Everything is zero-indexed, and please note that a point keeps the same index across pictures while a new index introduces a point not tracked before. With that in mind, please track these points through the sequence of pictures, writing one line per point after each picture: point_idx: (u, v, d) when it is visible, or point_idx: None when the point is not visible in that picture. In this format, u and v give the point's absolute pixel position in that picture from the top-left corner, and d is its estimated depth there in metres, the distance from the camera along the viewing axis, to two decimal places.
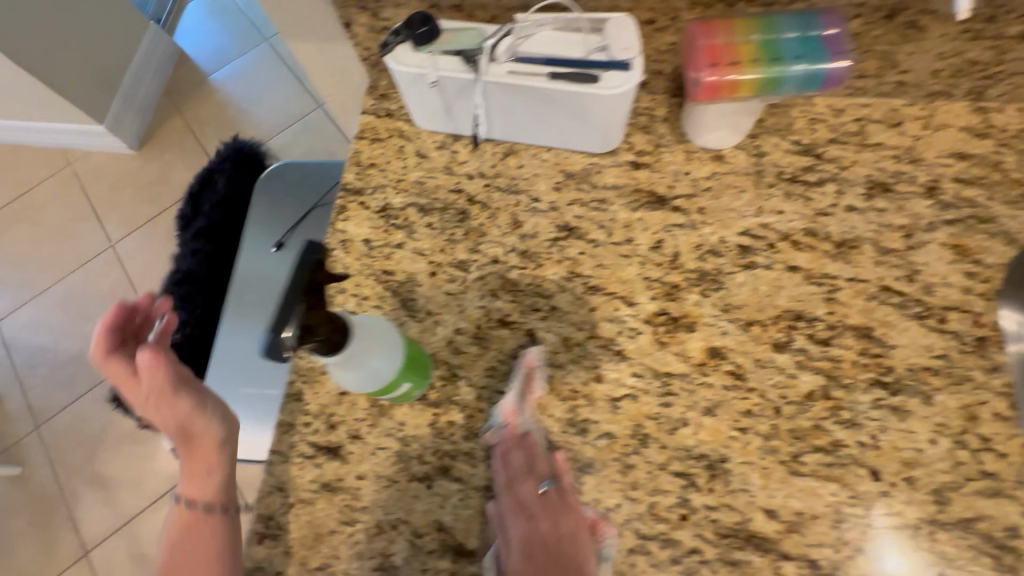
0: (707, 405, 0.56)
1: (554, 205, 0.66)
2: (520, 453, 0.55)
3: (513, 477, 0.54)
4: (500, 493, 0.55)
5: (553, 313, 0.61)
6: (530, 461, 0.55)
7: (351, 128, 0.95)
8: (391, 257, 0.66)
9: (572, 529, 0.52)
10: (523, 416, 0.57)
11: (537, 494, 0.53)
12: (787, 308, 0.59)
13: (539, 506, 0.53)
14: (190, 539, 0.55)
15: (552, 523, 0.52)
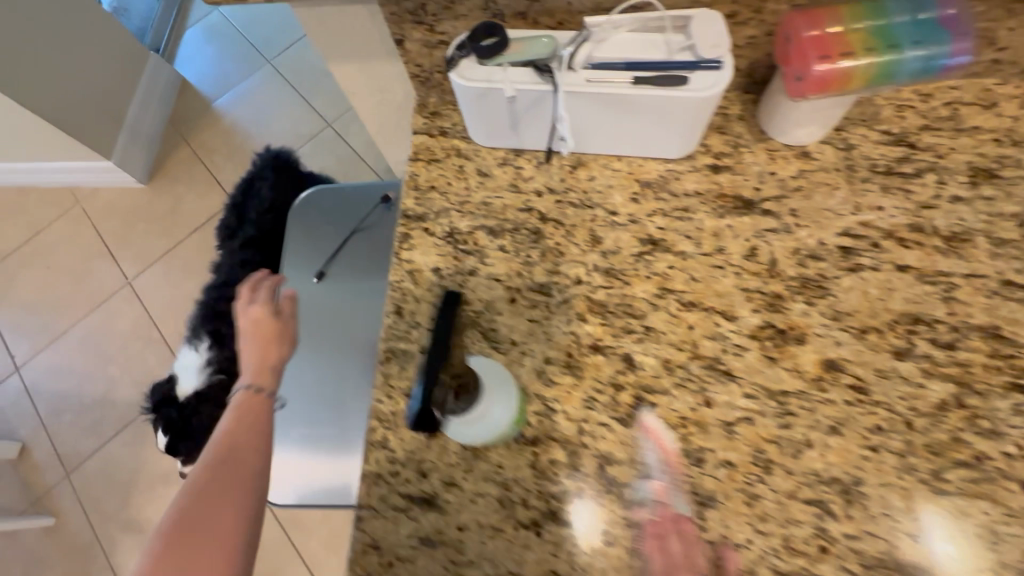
0: (832, 423, 0.52)
1: (634, 217, 0.62)
2: (677, 539, 0.49)
3: (675, 568, 0.48)
4: None
5: (649, 334, 0.57)
6: (688, 549, 0.49)
7: (404, 141, 0.92)
8: (464, 285, 0.62)
9: None
10: (676, 496, 0.51)
11: None
12: (903, 311, 0.55)
13: None
14: (251, 415, 0.60)
15: None
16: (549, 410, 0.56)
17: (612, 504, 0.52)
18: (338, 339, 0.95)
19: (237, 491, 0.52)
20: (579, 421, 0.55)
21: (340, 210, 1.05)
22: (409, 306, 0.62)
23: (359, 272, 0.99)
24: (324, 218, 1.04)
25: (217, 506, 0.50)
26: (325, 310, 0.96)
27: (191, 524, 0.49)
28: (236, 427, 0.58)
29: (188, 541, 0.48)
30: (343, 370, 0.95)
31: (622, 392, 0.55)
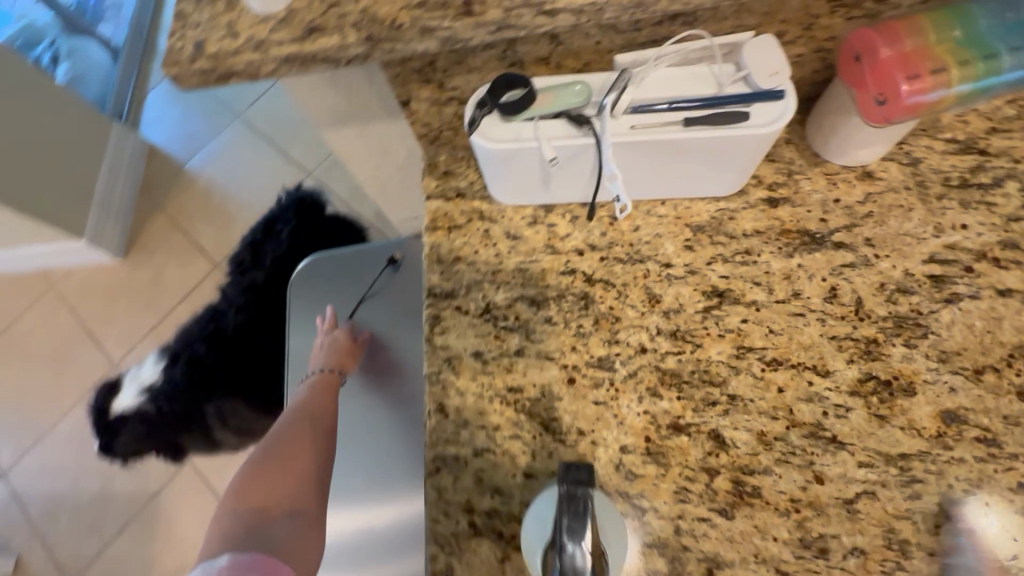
0: (966, 487, 0.45)
1: (691, 267, 0.55)
2: None
3: None
4: None
5: (735, 403, 0.50)
6: None
7: (409, 199, 0.85)
8: (513, 368, 0.54)
9: None
10: None
11: None
12: (1017, 343, 0.49)
13: None
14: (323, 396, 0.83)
15: None
16: (638, 510, 0.48)
17: None
18: (376, 406, 0.88)
19: (310, 440, 0.76)
20: (674, 518, 0.47)
21: (344, 274, 0.96)
22: (453, 401, 0.54)
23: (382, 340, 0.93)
24: (327, 290, 0.96)
25: (298, 449, 0.75)
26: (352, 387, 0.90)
27: (284, 464, 0.73)
28: (310, 399, 0.82)
29: (279, 459, 0.73)
30: (392, 435, 0.85)
31: (717, 478, 0.48)
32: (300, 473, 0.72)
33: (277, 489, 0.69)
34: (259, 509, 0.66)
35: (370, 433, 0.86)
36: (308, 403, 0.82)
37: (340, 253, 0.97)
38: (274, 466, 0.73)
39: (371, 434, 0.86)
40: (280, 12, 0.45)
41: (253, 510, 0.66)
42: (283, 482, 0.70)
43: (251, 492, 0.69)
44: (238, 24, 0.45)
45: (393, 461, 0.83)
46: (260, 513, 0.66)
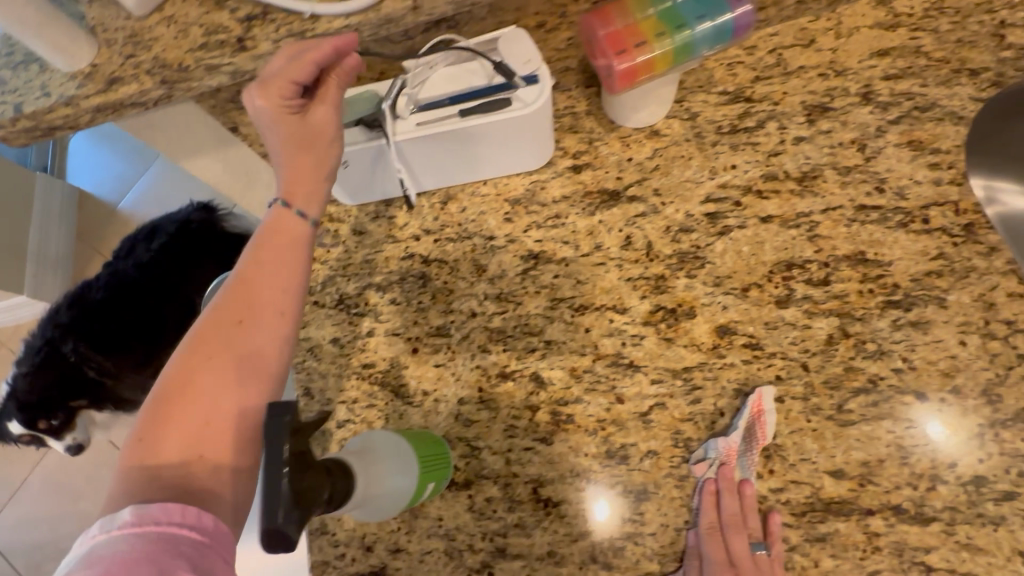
0: (736, 386, 0.54)
1: (511, 237, 0.63)
2: (733, 499, 0.50)
3: (727, 528, 0.49)
4: (705, 535, 0.50)
5: (551, 347, 0.58)
6: (742, 513, 0.50)
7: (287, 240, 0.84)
8: (366, 347, 0.61)
9: (744, 550, 0.49)
10: (744, 461, 0.51)
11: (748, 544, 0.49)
12: (776, 260, 0.57)
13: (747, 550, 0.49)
14: (281, 270, 0.49)
15: (743, 547, 0.49)
16: (475, 450, 0.56)
17: (554, 525, 0.52)
18: None
19: (270, 297, 0.48)
20: (505, 452, 0.55)
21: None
22: (317, 384, 0.61)
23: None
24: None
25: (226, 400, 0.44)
26: None
27: (216, 311, 0.47)
28: (267, 282, 0.48)
29: (188, 401, 0.44)
30: None
31: (538, 413, 0.56)
32: (253, 326, 0.47)
33: (262, 332, 0.47)
34: (146, 427, 0.43)
35: None
36: (320, 130, 0.50)
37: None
38: (194, 352, 0.46)
39: None
40: (86, 68, 0.51)
41: (151, 459, 0.42)
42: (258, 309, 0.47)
43: (170, 425, 0.43)
44: (50, 83, 0.51)
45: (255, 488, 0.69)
46: (232, 388, 0.45)
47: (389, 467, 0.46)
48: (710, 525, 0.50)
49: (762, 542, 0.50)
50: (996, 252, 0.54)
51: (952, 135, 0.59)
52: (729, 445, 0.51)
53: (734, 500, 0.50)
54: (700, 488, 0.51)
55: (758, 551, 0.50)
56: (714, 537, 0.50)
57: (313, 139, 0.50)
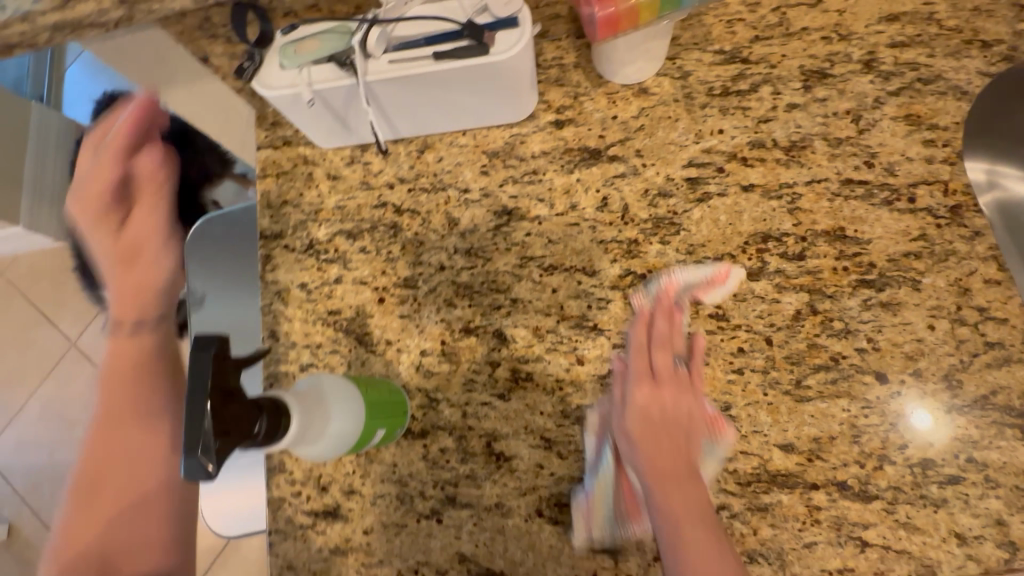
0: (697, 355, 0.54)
1: (486, 191, 0.61)
2: (664, 322, 0.53)
3: (652, 343, 0.53)
4: (630, 352, 0.53)
5: (516, 305, 0.57)
6: (670, 333, 0.53)
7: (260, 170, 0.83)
8: (333, 294, 0.61)
9: (667, 367, 0.52)
10: (683, 291, 0.54)
11: (671, 366, 0.52)
12: (752, 231, 0.56)
13: (667, 376, 0.52)
14: None
15: (666, 365, 0.52)
16: (433, 402, 0.56)
17: (504, 478, 0.53)
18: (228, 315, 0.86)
19: None
20: (462, 405, 0.56)
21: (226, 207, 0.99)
22: (283, 327, 0.61)
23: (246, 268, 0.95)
24: (193, 249, 0.96)
25: None
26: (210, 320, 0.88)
27: None
28: None
29: None
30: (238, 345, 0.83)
31: (498, 369, 0.56)
32: None
33: None
34: None
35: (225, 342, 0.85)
36: None
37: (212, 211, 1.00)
38: None
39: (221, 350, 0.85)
40: None
41: None
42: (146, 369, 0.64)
43: None
44: None
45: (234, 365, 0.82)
46: None
47: (340, 410, 0.44)
48: (638, 342, 0.53)
49: (682, 359, 0.53)
50: (979, 237, 0.53)
51: (953, 111, 0.56)
52: (665, 279, 0.54)
53: (661, 321, 0.53)
54: (635, 315, 0.55)
55: (681, 367, 0.53)
56: (640, 353, 0.53)
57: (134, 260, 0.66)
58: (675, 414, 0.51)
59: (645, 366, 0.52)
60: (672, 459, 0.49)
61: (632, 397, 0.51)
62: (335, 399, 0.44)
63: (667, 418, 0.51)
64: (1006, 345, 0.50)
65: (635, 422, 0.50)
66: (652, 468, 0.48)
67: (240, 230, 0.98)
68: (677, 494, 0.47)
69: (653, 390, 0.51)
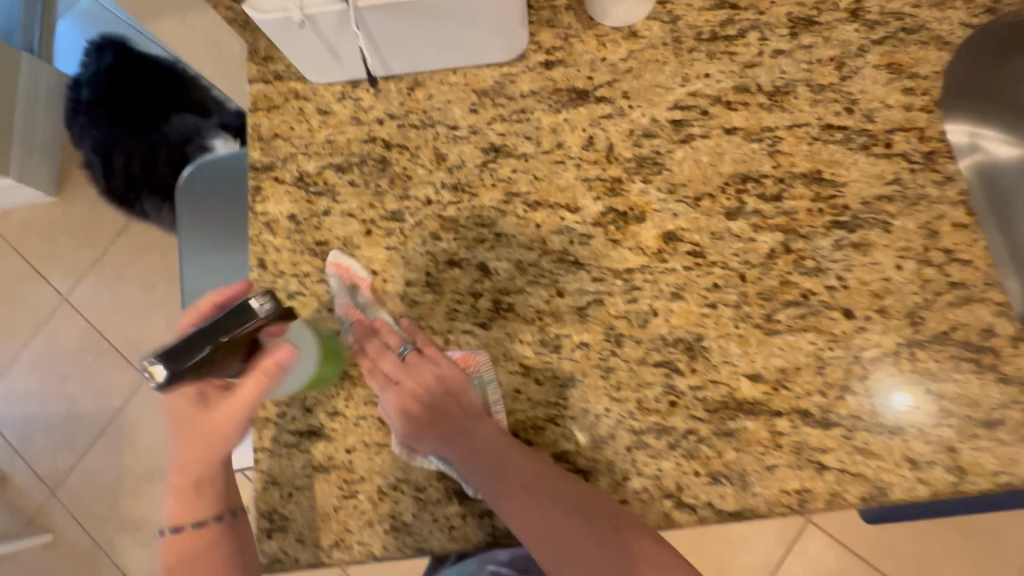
0: (673, 289, 0.55)
1: (474, 128, 0.62)
2: (373, 339, 0.57)
3: (372, 363, 0.56)
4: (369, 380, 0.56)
5: (500, 239, 0.59)
6: (382, 342, 0.56)
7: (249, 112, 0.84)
8: (321, 226, 0.62)
9: (390, 371, 0.55)
10: (365, 306, 0.58)
11: (398, 363, 0.55)
12: (732, 172, 0.57)
13: (402, 372, 0.54)
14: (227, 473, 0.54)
15: (386, 369, 0.55)
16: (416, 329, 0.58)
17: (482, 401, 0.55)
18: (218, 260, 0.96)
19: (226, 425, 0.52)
20: (444, 333, 0.57)
21: (219, 167, 1.00)
22: (271, 257, 0.62)
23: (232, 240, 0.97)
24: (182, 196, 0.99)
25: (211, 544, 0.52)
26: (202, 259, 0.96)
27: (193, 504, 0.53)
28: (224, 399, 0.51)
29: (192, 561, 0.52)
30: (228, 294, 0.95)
31: (480, 300, 0.58)
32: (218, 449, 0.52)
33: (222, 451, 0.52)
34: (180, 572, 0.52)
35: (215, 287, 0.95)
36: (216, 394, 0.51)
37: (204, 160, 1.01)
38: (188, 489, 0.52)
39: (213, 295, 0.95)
40: None
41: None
42: (199, 491, 0.53)
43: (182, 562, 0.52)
44: None
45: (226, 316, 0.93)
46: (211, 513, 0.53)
47: (302, 353, 0.51)
48: (369, 360, 0.56)
49: (409, 343, 0.56)
50: (950, 182, 0.54)
51: (933, 61, 0.57)
52: (348, 304, 0.58)
53: (373, 340, 0.57)
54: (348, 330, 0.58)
55: (406, 352, 0.55)
56: (377, 364, 0.56)
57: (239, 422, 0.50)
58: (432, 393, 0.54)
59: (386, 375, 0.55)
60: (461, 436, 0.53)
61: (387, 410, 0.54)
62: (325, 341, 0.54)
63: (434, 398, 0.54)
64: (969, 285, 0.52)
65: (400, 424, 0.53)
66: (451, 446, 0.52)
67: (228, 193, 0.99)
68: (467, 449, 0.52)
69: (417, 395, 0.53)
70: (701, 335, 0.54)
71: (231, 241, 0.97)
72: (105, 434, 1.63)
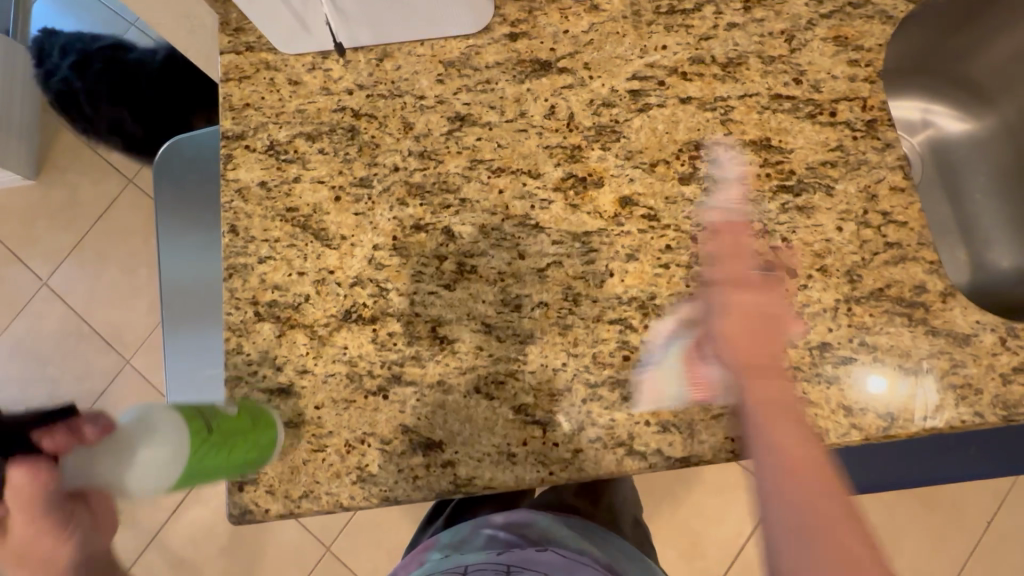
0: (628, 251, 0.58)
1: (441, 98, 0.64)
2: (732, 234, 0.56)
3: (722, 254, 0.55)
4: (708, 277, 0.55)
5: (465, 205, 0.61)
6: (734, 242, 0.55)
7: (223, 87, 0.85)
8: (291, 192, 0.64)
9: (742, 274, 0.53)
10: (729, 196, 0.58)
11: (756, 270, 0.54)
12: (686, 140, 0.60)
13: (759, 280, 0.53)
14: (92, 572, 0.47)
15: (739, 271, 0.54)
16: (383, 291, 0.60)
17: (446, 358, 0.57)
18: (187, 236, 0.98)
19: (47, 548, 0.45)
20: (410, 294, 0.59)
21: (195, 151, 1.01)
22: (242, 223, 0.63)
23: (204, 227, 0.98)
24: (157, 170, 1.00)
25: None
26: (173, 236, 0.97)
27: None
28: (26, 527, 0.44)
29: None
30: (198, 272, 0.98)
31: (445, 262, 0.60)
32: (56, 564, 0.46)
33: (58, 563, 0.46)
34: None
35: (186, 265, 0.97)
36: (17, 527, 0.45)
37: (180, 139, 1.01)
38: None
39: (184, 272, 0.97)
40: None
41: None
42: None
43: None
44: None
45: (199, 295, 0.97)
46: None
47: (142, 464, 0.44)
48: (723, 252, 0.55)
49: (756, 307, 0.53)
50: (890, 148, 0.57)
51: (877, 34, 0.60)
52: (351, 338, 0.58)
53: (735, 228, 0.56)
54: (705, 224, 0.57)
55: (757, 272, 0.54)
56: (733, 261, 0.54)
57: (57, 533, 0.45)
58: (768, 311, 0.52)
59: (736, 274, 0.53)
60: (751, 351, 0.50)
61: (716, 319, 0.52)
62: (173, 432, 0.45)
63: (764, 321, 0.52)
64: (904, 245, 0.55)
65: (734, 323, 0.51)
66: (738, 360, 0.50)
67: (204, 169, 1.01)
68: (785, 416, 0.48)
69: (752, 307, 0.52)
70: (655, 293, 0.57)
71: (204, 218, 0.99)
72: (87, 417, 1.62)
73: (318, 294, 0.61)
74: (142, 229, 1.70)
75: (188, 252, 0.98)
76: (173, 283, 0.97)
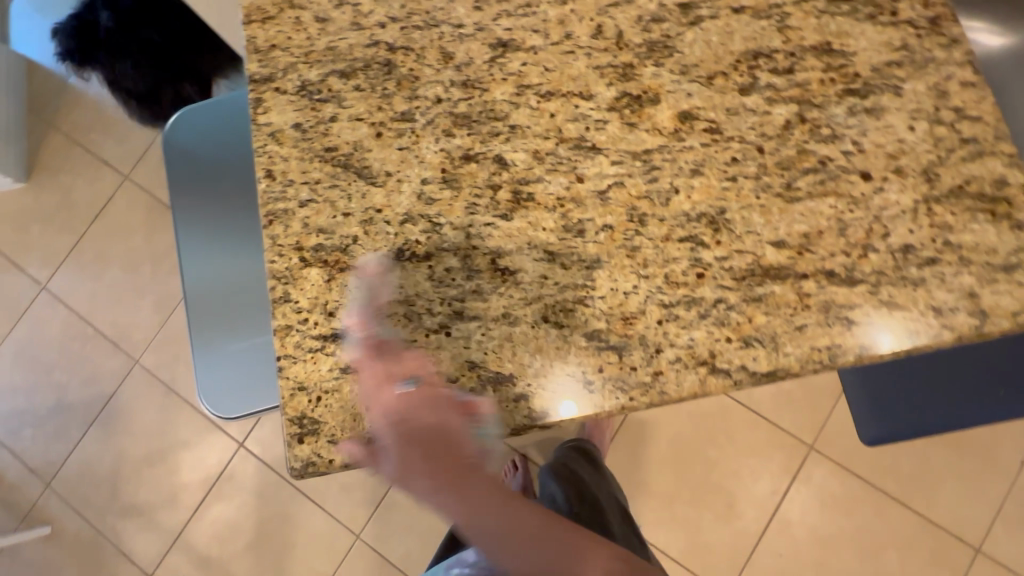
0: (692, 167, 0.55)
1: (480, 25, 0.61)
2: (375, 359, 0.52)
3: (373, 390, 0.51)
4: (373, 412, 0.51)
5: (515, 131, 0.58)
6: (390, 365, 0.51)
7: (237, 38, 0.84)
8: (328, 132, 0.60)
9: (415, 402, 0.49)
10: (375, 323, 0.54)
11: (399, 394, 0.50)
12: (744, 50, 0.57)
13: (405, 406, 0.49)
14: None
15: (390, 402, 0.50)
16: (436, 225, 0.57)
17: (509, 289, 0.55)
18: (218, 215, 0.97)
19: None
20: (465, 227, 0.56)
21: (198, 136, 0.98)
22: (279, 167, 0.60)
23: (228, 218, 0.98)
24: (172, 144, 0.98)
25: None
26: (206, 215, 0.97)
27: None
28: None
29: None
30: (235, 254, 0.97)
31: (499, 192, 0.57)
32: None
33: None
34: None
35: (221, 249, 0.97)
36: None
37: (188, 111, 0.99)
38: None
39: (221, 255, 0.97)
40: None
41: None
42: None
43: None
44: None
45: (237, 278, 0.96)
46: None
47: None
48: (373, 382, 0.51)
49: (414, 377, 0.51)
50: (955, 45, 0.55)
51: None
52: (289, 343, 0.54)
53: (390, 360, 0.51)
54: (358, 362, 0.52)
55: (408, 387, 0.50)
56: (381, 388, 0.50)
57: None
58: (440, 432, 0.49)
59: (385, 406, 0.50)
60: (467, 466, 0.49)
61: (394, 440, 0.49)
62: None
63: (438, 441, 0.49)
64: (979, 140, 0.53)
65: (406, 453, 0.48)
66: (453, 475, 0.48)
67: (218, 138, 0.99)
68: (461, 501, 0.48)
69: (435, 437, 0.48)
70: (725, 207, 0.54)
71: (226, 190, 0.98)
72: (99, 421, 1.57)
73: (366, 234, 0.57)
74: (140, 225, 1.65)
75: (218, 248, 0.97)
76: (211, 283, 0.96)
